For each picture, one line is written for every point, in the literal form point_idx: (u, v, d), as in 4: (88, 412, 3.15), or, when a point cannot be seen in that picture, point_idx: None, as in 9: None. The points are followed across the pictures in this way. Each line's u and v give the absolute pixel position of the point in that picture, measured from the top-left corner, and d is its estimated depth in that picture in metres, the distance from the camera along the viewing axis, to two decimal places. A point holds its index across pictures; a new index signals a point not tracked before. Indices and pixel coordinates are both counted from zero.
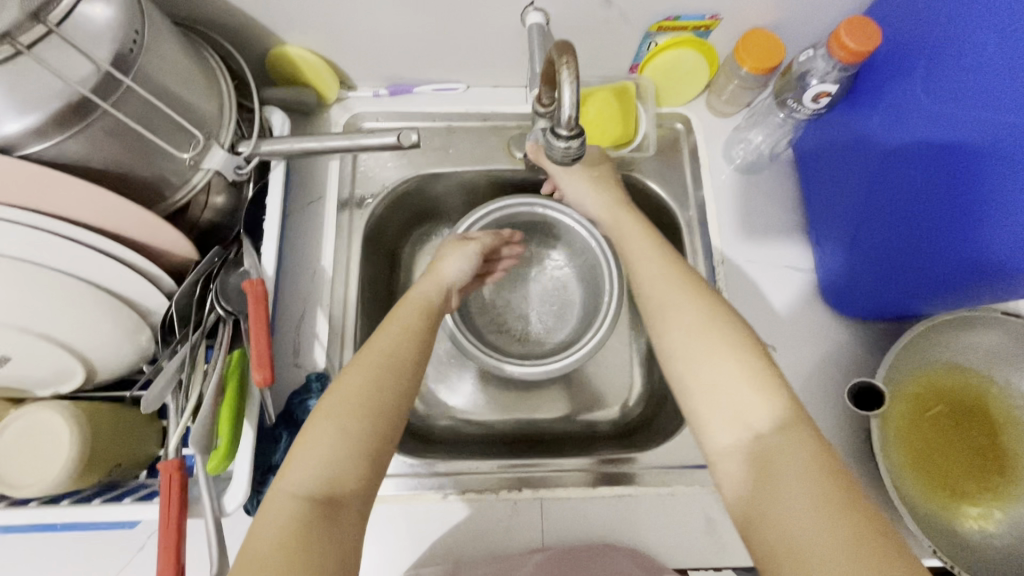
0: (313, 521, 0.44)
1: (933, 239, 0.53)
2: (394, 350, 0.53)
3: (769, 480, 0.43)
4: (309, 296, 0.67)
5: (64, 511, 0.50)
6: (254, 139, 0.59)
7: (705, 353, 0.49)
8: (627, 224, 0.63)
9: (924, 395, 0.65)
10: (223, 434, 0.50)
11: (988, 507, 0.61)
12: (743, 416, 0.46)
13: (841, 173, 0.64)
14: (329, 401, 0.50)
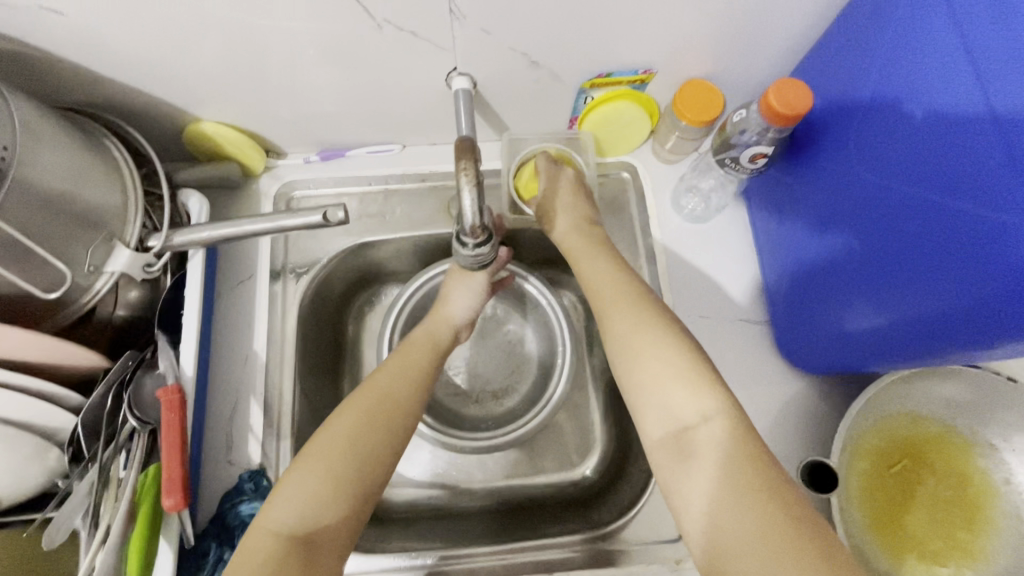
0: (288, 561, 0.45)
1: (948, 260, 0.43)
2: (393, 393, 0.56)
3: (694, 469, 0.46)
4: (241, 385, 0.63)
5: None
6: (165, 232, 0.55)
7: (638, 349, 0.52)
8: (572, 237, 0.63)
9: (888, 449, 0.63)
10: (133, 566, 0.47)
11: (958, 567, 0.59)
12: (676, 414, 0.48)
13: (823, 201, 0.56)
14: (320, 440, 0.51)
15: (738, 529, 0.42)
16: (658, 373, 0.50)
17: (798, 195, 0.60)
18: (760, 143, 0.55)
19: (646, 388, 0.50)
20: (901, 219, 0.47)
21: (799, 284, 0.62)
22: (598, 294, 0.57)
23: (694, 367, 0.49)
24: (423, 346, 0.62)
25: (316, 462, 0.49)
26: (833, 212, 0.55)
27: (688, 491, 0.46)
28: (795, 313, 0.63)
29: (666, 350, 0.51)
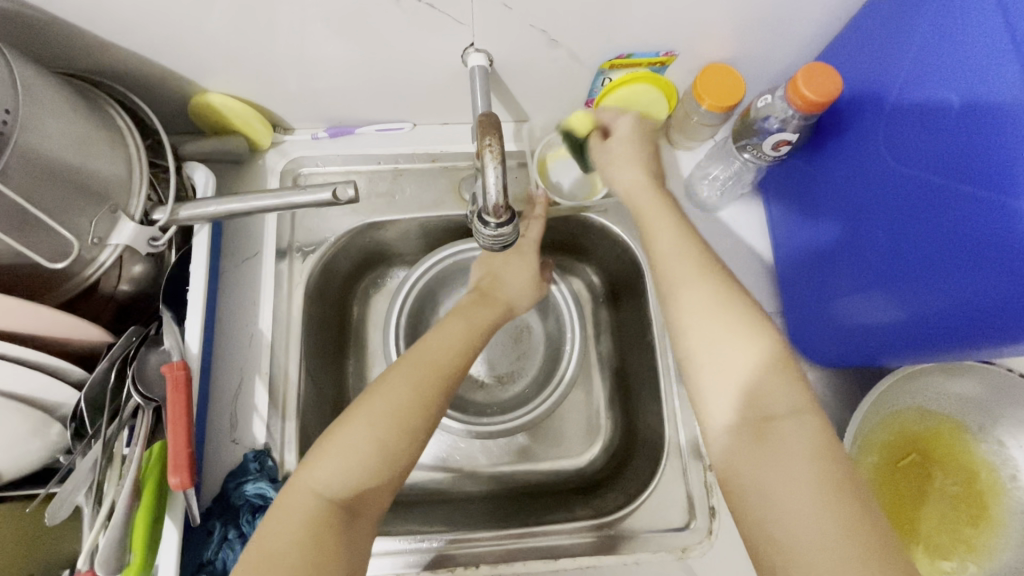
0: (330, 527, 0.44)
1: (967, 257, 0.43)
2: (442, 365, 0.55)
3: (773, 458, 0.42)
4: (245, 365, 0.62)
5: None
6: (170, 205, 0.54)
7: (723, 331, 0.47)
8: (640, 195, 0.58)
9: (895, 443, 0.63)
10: (139, 545, 0.46)
11: (961, 561, 0.59)
12: (760, 400, 0.44)
13: (840, 189, 0.56)
14: (368, 404, 0.50)
15: (820, 524, 0.39)
16: (749, 357, 0.46)
17: (815, 186, 0.60)
18: (784, 130, 0.54)
19: (739, 377, 0.46)
20: (914, 210, 0.47)
21: (812, 276, 0.62)
22: (665, 264, 0.52)
23: (780, 354, 0.46)
24: (479, 324, 0.62)
25: (363, 426, 0.49)
26: (849, 205, 0.55)
27: (766, 481, 0.42)
28: (807, 307, 0.63)
29: (749, 337, 0.46)
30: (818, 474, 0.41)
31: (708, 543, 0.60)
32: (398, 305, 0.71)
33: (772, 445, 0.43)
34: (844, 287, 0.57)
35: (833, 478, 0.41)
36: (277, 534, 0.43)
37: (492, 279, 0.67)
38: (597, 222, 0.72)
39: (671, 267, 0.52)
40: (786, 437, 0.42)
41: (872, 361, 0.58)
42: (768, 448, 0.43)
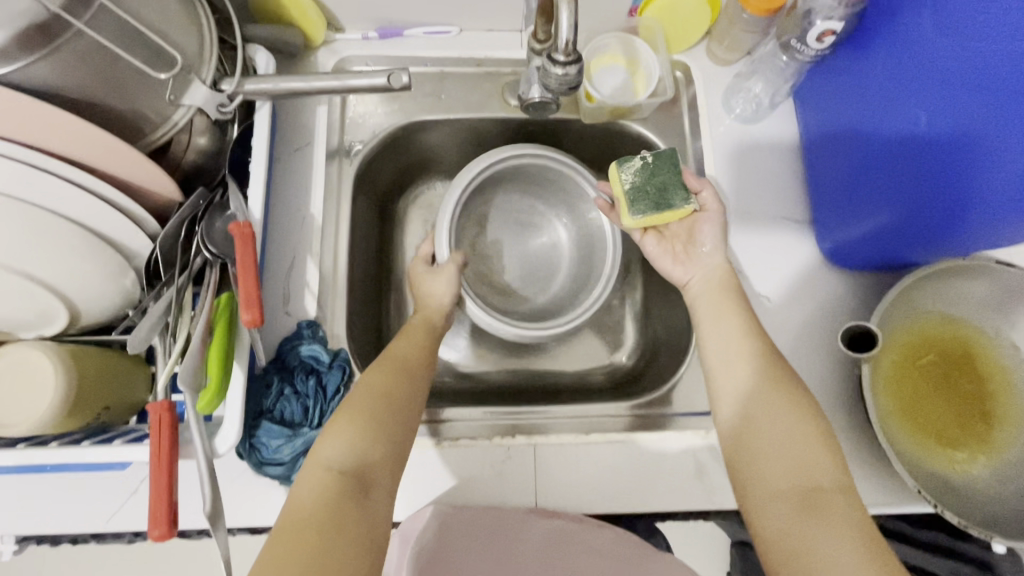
0: (343, 496, 0.46)
1: (938, 182, 0.52)
2: (417, 359, 0.59)
3: (821, 524, 0.45)
4: (298, 245, 0.65)
5: (52, 453, 0.49)
6: (237, 77, 0.56)
7: (765, 402, 0.52)
8: (711, 277, 0.62)
9: (916, 344, 0.65)
10: (213, 371, 0.49)
11: (973, 452, 0.62)
12: (810, 476, 0.48)
13: (844, 111, 0.62)
14: (351, 398, 0.53)
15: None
16: (773, 405, 0.52)
17: (830, 108, 0.65)
18: (829, 19, 0.58)
19: (772, 428, 0.51)
20: (911, 124, 0.53)
21: (818, 187, 0.68)
22: (717, 357, 0.57)
23: (818, 430, 0.51)
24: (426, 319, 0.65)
25: (360, 406, 0.51)
26: (861, 121, 0.60)
27: (818, 547, 0.44)
28: (826, 227, 0.67)
29: (781, 386, 0.53)
30: (853, 524, 0.45)
31: None
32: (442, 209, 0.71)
33: (814, 508, 0.46)
34: (832, 200, 0.66)
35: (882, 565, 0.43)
36: (302, 511, 0.44)
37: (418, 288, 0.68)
38: (635, 133, 0.74)
39: (721, 332, 0.58)
40: (828, 521, 0.45)
41: (901, 258, 0.63)
42: (815, 512, 0.46)
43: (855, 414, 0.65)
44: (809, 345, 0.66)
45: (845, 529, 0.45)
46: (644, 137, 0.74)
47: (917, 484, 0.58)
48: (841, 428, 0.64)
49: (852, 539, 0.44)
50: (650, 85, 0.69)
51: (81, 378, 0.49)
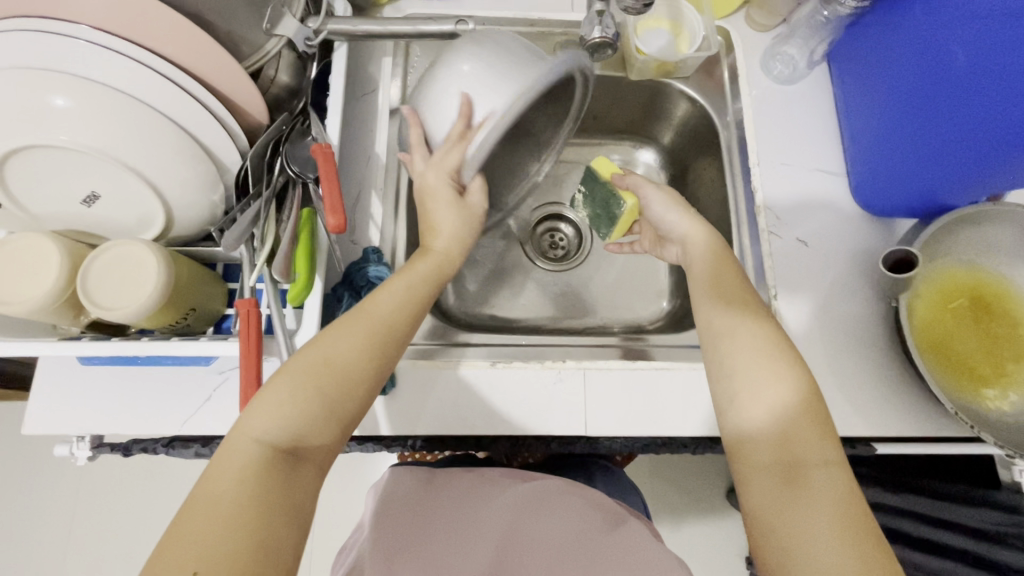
0: (273, 472, 0.45)
1: (977, 108, 0.56)
2: (383, 328, 0.53)
3: (802, 499, 0.47)
4: (364, 180, 0.69)
5: (146, 345, 0.52)
6: (321, 16, 0.61)
7: (766, 372, 0.52)
8: (697, 255, 0.63)
9: (947, 287, 0.68)
10: (302, 267, 0.54)
11: (1004, 389, 0.65)
12: (794, 449, 0.49)
13: (876, 63, 0.67)
14: (301, 357, 0.50)
15: (843, 556, 0.44)
16: (770, 387, 0.52)
17: (862, 69, 0.70)
18: None
19: (775, 399, 0.51)
20: (943, 63, 0.58)
21: (850, 136, 0.72)
22: (720, 317, 0.58)
23: (815, 403, 0.51)
24: (421, 272, 0.59)
25: (297, 380, 0.48)
26: (895, 92, 0.65)
27: (794, 518, 0.46)
28: (859, 176, 0.71)
29: (783, 376, 0.52)
30: (836, 499, 0.46)
31: None
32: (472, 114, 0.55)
33: (801, 482, 0.47)
34: (865, 147, 0.70)
35: (860, 545, 0.44)
36: (217, 486, 0.43)
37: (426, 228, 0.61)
38: (678, 92, 0.79)
39: (729, 326, 0.57)
40: (815, 496, 0.47)
41: (940, 201, 0.67)
42: (796, 486, 0.47)
43: (892, 353, 0.67)
44: (846, 287, 0.69)
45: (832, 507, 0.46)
46: (687, 95, 0.78)
47: (951, 405, 0.61)
48: (877, 363, 0.67)
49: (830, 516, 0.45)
50: (694, 42, 0.73)
51: (177, 274, 0.53)
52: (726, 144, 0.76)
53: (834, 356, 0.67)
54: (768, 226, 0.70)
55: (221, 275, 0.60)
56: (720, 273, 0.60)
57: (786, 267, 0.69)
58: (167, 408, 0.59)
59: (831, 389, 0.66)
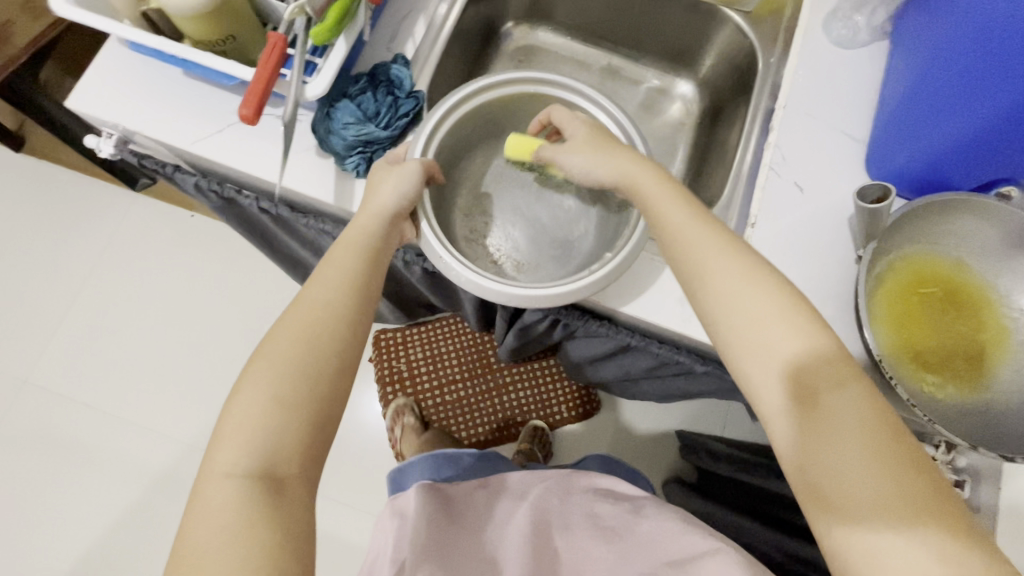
0: (256, 498, 0.45)
1: (1005, 69, 0.54)
2: (314, 321, 0.52)
3: (828, 432, 0.44)
4: (415, 2, 0.73)
5: (185, 49, 0.60)
6: None
7: (756, 305, 0.49)
8: (639, 173, 0.58)
9: (924, 271, 0.66)
10: (334, 14, 0.58)
11: (942, 381, 0.63)
12: (807, 381, 0.46)
13: (927, 24, 0.65)
14: (232, 410, 0.48)
15: (896, 505, 0.41)
16: (759, 315, 0.49)
17: (913, 33, 0.68)
18: None
19: (769, 330, 0.48)
20: (984, 21, 0.56)
21: (882, 102, 0.72)
22: (682, 254, 0.54)
23: (815, 329, 0.48)
24: (359, 247, 0.57)
25: (252, 396, 0.48)
26: (926, 65, 0.64)
27: (835, 463, 0.43)
28: (876, 145, 0.70)
29: (778, 309, 0.49)
30: (862, 423, 0.44)
31: None
32: (432, 126, 0.65)
33: (819, 411, 0.45)
34: (890, 111, 0.69)
35: (902, 465, 0.42)
36: (201, 530, 0.44)
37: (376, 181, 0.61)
38: (732, 23, 0.80)
39: (726, 289, 0.51)
40: (840, 425, 0.44)
41: (945, 180, 0.66)
42: (817, 421, 0.45)
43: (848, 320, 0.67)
44: (827, 246, 0.69)
45: (889, 470, 0.42)
46: (738, 28, 0.80)
47: (879, 355, 0.61)
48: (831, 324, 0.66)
49: (873, 485, 0.42)
50: None
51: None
52: (761, 88, 0.78)
53: None
54: (769, 163, 0.71)
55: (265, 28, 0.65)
56: (662, 201, 0.56)
57: (777, 208, 0.70)
58: (185, 124, 0.66)
59: None
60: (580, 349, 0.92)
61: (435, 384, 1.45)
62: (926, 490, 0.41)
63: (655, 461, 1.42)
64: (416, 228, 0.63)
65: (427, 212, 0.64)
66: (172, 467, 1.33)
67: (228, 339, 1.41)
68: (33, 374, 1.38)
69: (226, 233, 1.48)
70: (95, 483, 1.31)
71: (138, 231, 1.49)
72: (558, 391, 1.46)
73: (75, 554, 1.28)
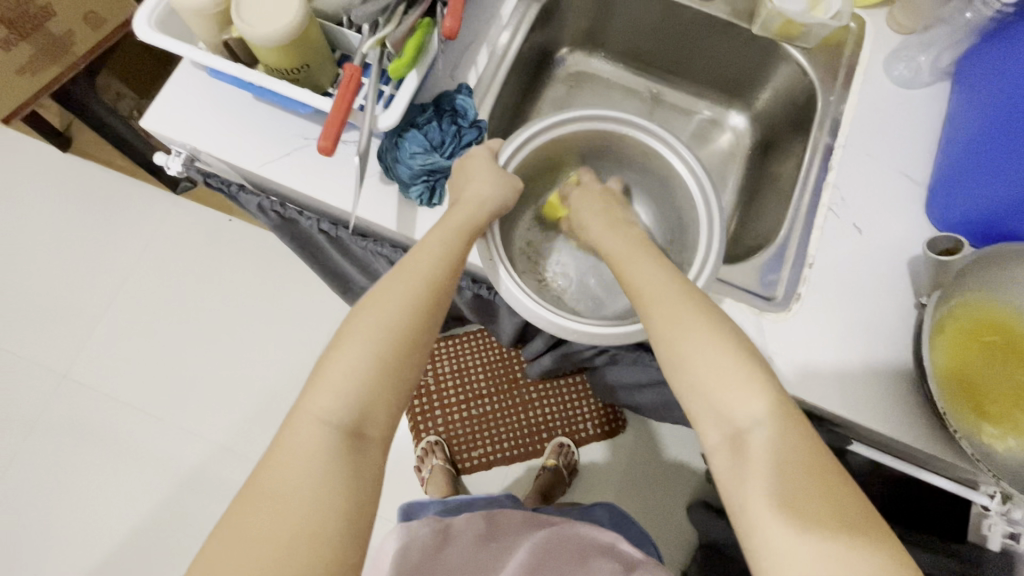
0: (344, 450, 0.46)
1: None
2: (423, 283, 0.53)
3: (756, 471, 0.46)
4: (479, 31, 0.74)
5: (261, 76, 0.61)
6: None
7: (703, 346, 0.51)
8: (614, 243, 0.63)
9: (988, 318, 0.61)
10: (411, 50, 0.60)
11: (1004, 434, 0.58)
12: (734, 419, 0.48)
13: (999, 71, 0.65)
14: (336, 354, 0.49)
15: (810, 547, 0.42)
16: (702, 354, 0.50)
17: (982, 77, 0.67)
18: None
19: (706, 367, 0.50)
20: None
21: (945, 145, 0.71)
22: (641, 296, 0.56)
23: (759, 370, 0.49)
24: (456, 227, 0.58)
25: (358, 344, 0.49)
26: (1011, 103, 0.62)
27: (756, 499, 0.45)
28: (941, 185, 0.69)
29: (727, 348, 0.50)
30: (792, 467, 0.45)
31: (785, 315, 0.68)
32: (527, 136, 0.67)
33: (751, 450, 0.46)
34: (954, 153, 0.68)
35: (827, 510, 0.43)
36: (280, 471, 0.44)
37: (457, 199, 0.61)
38: (793, 60, 0.81)
39: (675, 327, 0.52)
40: (765, 464, 0.45)
41: (1009, 230, 0.64)
42: (745, 461, 0.46)
43: (905, 361, 0.66)
44: (885, 286, 0.68)
45: (811, 506, 0.43)
46: (799, 66, 0.80)
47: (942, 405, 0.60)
48: (888, 365, 0.66)
49: (784, 493, 0.44)
50: (829, 10, 0.74)
51: (310, 28, 0.60)
52: (819, 124, 0.77)
53: (846, 335, 0.67)
54: (828, 202, 0.71)
55: (335, 59, 0.66)
56: (634, 254, 0.61)
57: (834, 246, 0.70)
58: (255, 148, 0.68)
59: (834, 368, 0.66)
60: (619, 375, 0.92)
61: (462, 399, 1.46)
62: (848, 537, 0.42)
63: (679, 485, 1.40)
64: (493, 272, 0.62)
65: (500, 255, 0.63)
66: (201, 467, 1.34)
67: (262, 343, 1.43)
68: (71, 369, 1.41)
69: (266, 239, 1.50)
70: (127, 479, 1.33)
71: (176, 231, 1.51)
72: (583, 408, 1.47)
73: (104, 548, 1.30)
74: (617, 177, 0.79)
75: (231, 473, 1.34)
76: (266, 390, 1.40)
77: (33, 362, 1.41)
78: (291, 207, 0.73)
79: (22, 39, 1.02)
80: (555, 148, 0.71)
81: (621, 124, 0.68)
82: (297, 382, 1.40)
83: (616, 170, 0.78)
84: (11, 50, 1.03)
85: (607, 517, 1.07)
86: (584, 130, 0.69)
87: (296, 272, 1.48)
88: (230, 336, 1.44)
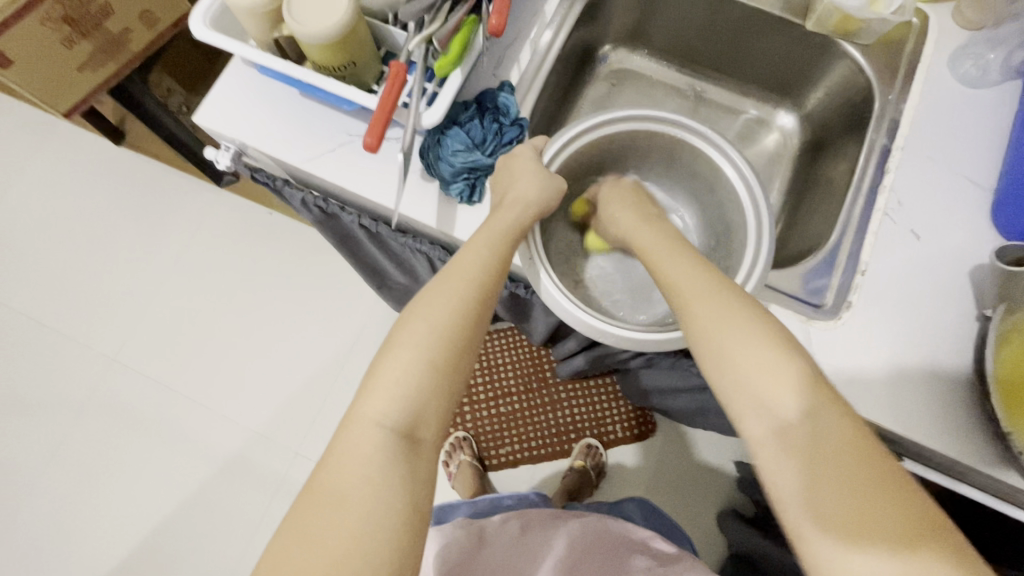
0: (399, 454, 0.46)
1: None
2: (468, 286, 0.53)
3: (791, 459, 0.44)
4: (523, 28, 0.74)
5: (309, 72, 0.62)
6: None
7: (737, 338, 0.49)
8: (652, 240, 0.61)
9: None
10: (456, 47, 0.60)
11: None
12: (776, 411, 0.46)
13: None
14: (388, 358, 0.50)
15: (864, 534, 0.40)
16: (730, 340, 0.49)
17: None
18: None
19: (741, 365, 0.48)
20: None
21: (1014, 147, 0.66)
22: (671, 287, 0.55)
23: (790, 358, 0.48)
24: (499, 229, 0.57)
25: (408, 349, 0.50)
26: None
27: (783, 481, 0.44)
28: (1008, 189, 0.65)
29: (751, 333, 0.49)
30: (839, 456, 0.43)
31: (834, 323, 0.65)
32: (575, 134, 0.66)
33: (795, 443, 0.44)
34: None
35: (883, 496, 0.41)
36: (337, 474, 0.45)
37: (500, 202, 0.61)
38: (849, 57, 0.77)
39: (704, 321, 0.51)
40: (805, 449, 0.44)
41: None
42: (782, 444, 0.45)
43: (965, 376, 0.62)
44: (945, 296, 0.65)
45: (859, 489, 0.41)
46: (856, 63, 0.76)
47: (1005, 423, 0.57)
48: (947, 378, 0.62)
49: (805, 472, 0.43)
50: (889, 5, 0.70)
51: (358, 26, 0.61)
52: (876, 123, 0.74)
53: (902, 345, 0.64)
54: (884, 206, 0.68)
55: (380, 57, 0.67)
56: (665, 247, 0.59)
57: (891, 252, 0.67)
58: (301, 144, 0.69)
59: (891, 380, 0.63)
60: (654, 378, 0.91)
61: (491, 395, 1.46)
62: (896, 513, 0.40)
63: (709, 491, 1.37)
64: (534, 275, 0.61)
65: (542, 259, 0.63)
66: (239, 452, 1.39)
67: (298, 334, 1.47)
68: (120, 353, 1.48)
69: (304, 233, 1.54)
70: (171, 461, 1.39)
71: (220, 222, 1.56)
72: (614, 410, 1.45)
73: (148, 525, 1.35)
74: (662, 179, 0.77)
75: (266, 459, 1.38)
76: (302, 380, 1.43)
77: (87, 346, 1.48)
78: (333, 204, 0.74)
79: (82, 36, 1.05)
80: (599, 148, 0.71)
81: (667, 124, 0.67)
82: (331, 374, 1.43)
83: (660, 171, 0.77)
84: (73, 48, 1.06)
85: (639, 513, 1.05)
86: (629, 131, 0.68)
87: (333, 265, 1.51)
88: (269, 326, 1.48)
